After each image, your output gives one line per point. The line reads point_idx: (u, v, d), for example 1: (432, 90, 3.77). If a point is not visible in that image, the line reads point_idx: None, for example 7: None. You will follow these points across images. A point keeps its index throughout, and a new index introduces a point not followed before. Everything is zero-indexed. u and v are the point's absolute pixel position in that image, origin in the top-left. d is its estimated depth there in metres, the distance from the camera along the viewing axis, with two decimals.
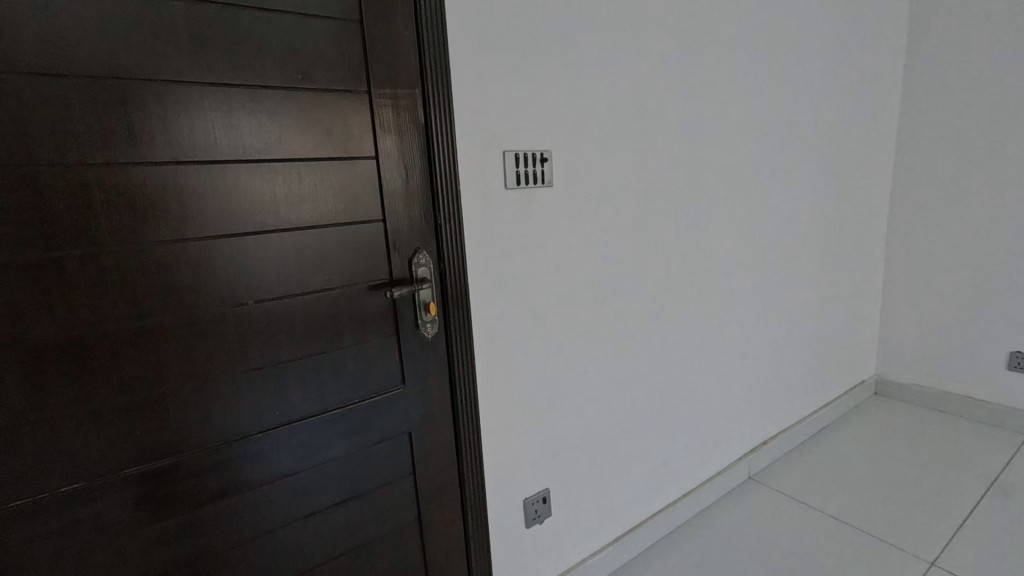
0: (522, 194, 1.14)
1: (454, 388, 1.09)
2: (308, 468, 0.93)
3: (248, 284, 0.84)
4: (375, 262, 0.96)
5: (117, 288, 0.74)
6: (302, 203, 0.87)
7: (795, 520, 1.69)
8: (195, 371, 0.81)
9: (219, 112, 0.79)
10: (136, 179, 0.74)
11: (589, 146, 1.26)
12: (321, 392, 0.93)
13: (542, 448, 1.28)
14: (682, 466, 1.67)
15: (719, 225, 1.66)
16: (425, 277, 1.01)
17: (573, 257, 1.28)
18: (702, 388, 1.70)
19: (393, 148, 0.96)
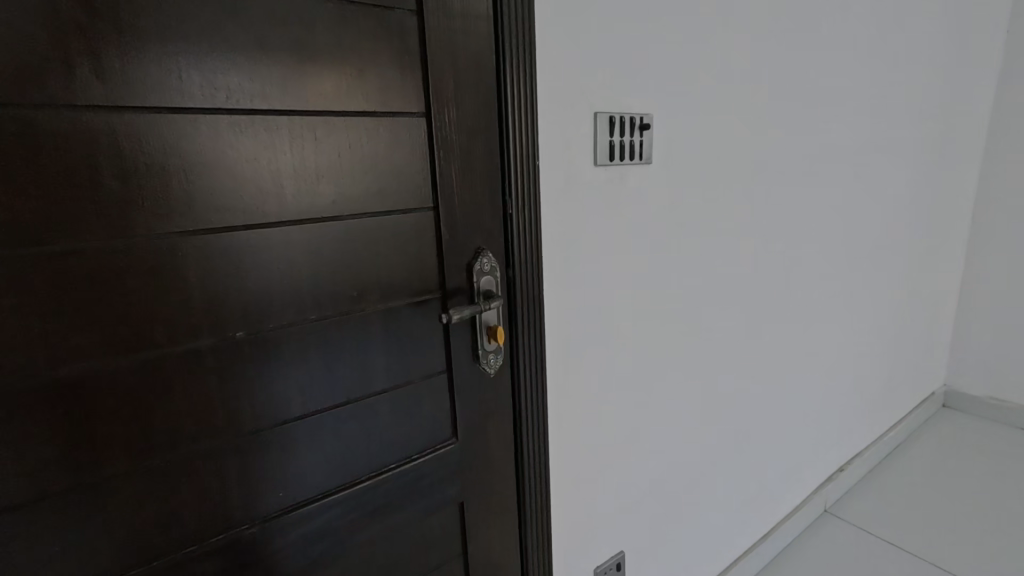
0: (614, 175, 0.85)
1: (519, 436, 0.82)
2: (328, 565, 0.65)
3: (238, 310, 0.55)
4: (422, 270, 0.67)
5: (21, 318, 0.44)
6: (320, 181, 0.58)
7: (886, 565, 1.46)
8: (158, 441, 0.52)
9: (190, 30, 0.48)
10: (49, 135, 0.44)
11: (690, 118, 0.97)
12: (347, 456, 0.64)
13: (617, 503, 1.03)
14: (759, 506, 1.43)
15: (811, 222, 1.39)
16: (489, 291, 0.73)
17: (662, 263, 1.00)
18: (782, 412, 1.45)
19: (452, 113, 0.66)
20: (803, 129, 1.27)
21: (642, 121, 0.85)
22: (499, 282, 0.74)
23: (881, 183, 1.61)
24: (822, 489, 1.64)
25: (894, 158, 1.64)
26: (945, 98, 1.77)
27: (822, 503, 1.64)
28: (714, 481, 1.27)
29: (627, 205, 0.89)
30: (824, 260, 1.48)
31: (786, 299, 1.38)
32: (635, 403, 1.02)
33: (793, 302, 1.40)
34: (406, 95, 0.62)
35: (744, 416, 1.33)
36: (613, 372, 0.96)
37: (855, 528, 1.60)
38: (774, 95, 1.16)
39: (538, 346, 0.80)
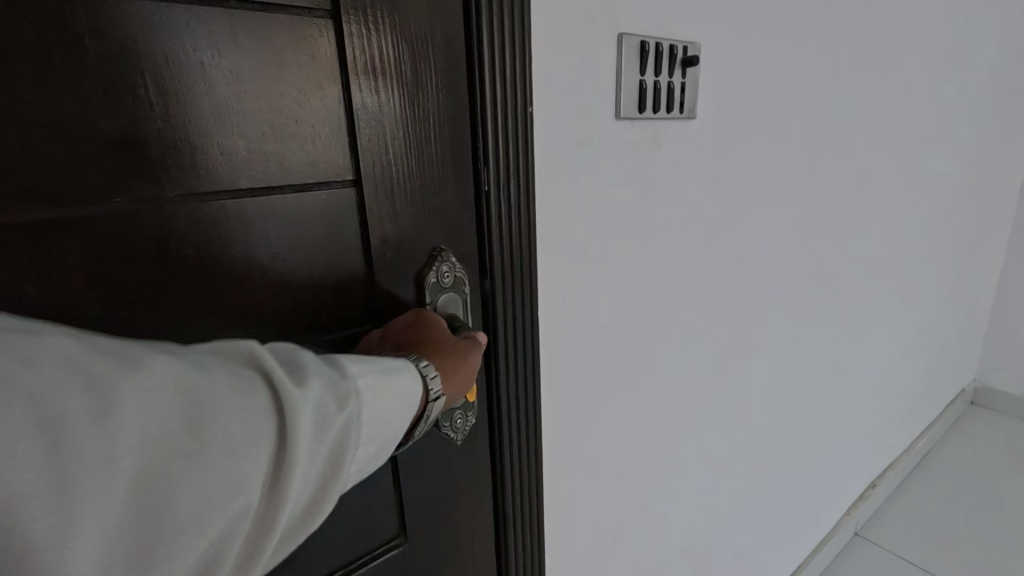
0: (643, 136, 0.58)
1: (502, 510, 0.58)
2: None
3: None
4: (340, 287, 0.42)
5: None
6: (126, 129, 0.31)
7: None
8: None
9: None
10: None
11: (752, 54, 0.68)
12: None
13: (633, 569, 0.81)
14: (790, 540, 1.23)
15: (872, 205, 1.12)
16: (451, 316, 0.48)
17: (705, 261, 0.74)
18: (821, 436, 1.22)
19: (383, 22, 0.39)
20: (876, 86, 0.99)
21: (687, 55, 0.58)
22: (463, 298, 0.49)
23: (943, 157, 1.34)
24: (854, 511, 1.44)
25: (960, 126, 1.36)
26: (1015, 53, 1.48)
27: (853, 525, 1.44)
28: (744, 527, 1.05)
29: (661, 181, 0.62)
30: (878, 251, 1.22)
31: (838, 301, 1.12)
32: (655, 446, 0.77)
33: (843, 307, 1.15)
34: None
35: (783, 447, 1.09)
36: (629, 410, 0.71)
37: (893, 557, 1.40)
38: (849, 37, 0.87)
39: (525, 393, 0.56)
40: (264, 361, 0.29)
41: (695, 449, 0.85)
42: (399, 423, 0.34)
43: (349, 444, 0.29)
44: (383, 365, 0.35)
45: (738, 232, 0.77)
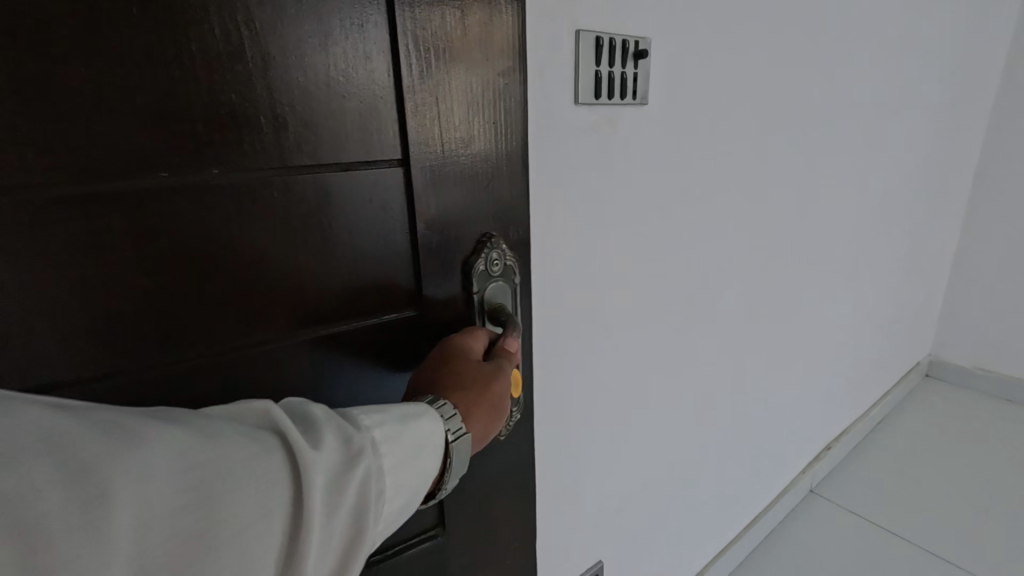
0: (600, 122, 0.66)
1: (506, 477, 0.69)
2: None
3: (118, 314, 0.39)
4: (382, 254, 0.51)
5: None
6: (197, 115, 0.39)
7: (869, 550, 1.41)
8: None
9: None
10: None
11: (702, 49, 0.76)
12: None
13: (598, 510, 0.92)
14: (746, 495, 1.34)
15: (823, 186, 1.21)
16: (496, 304, 0.61)
17: (661, 236, 0.82)
18: (776, 401, 1.33)
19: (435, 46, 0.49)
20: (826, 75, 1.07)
21: (638, 48, 0.66)
22: (508, 286, 0.61)
23: (895, 142, 1.44)
24: (808, 471, 1.57)
25: (910, 112, 1.46)
26: (967, 42, 1.57)
27: (807, 484, 1.57)
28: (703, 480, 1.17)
29: (617, 161, 0.71)
30: (830, 230, 1.31)
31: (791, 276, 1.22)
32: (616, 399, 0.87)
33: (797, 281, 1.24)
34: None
35: (738, 407, 1.20)
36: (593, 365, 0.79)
37: (843, 512, 1.53)
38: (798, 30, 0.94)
39: (525, 360, 0.67)
40: (285, 429, 0.34)
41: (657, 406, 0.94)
42: (415, 478, 0.40)
43: (368, 505, 0.34)
44: (406, 415, 0.41)
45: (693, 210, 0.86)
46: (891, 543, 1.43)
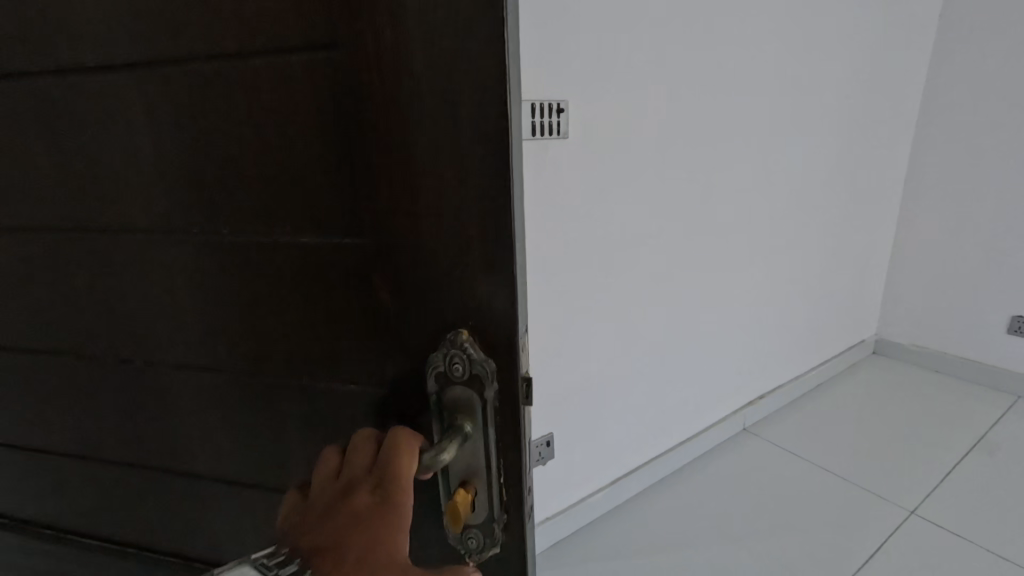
0: (538, 144, 1.14)
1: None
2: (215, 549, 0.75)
3: None
4: None
5: None
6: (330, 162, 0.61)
7: (778, 465, 1.72)
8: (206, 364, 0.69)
9: None
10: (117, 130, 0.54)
11: (609, 97, 1.23)
12: None
13: (545, 399, 1.34)
14: (680, 418, 1.71)
15: (733, 167, 1.57)
16: (462, 411, 0.43)
17: (587, 211, 1.28)
18: (703, 357, 1.71)
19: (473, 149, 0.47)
20: (727, 85, 1.46)
21: (559, 106, 1.14)
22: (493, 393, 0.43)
23: (812, 137, 1.79)
24: (741, 410, 1.90)
25: (827, 114, 1.81)
26: (878, 66, 1.93)
27: (740, 422, 1.89)
28: (629, 392, 1.54)
29: (549, 168, 1.18)
30: (749, 205, 1.67)
31: (707, 244, 1.59)
32: (550, 311, 1.29)
33: (713, 243, 1.61)
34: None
35: (660, 339, 1.57)
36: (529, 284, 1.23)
37: (767, 443, 1.83)
38: (694, 59, 1.36)
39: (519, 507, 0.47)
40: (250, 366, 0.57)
41: (580, 313, 1.35)
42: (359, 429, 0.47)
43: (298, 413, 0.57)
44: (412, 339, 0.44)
45: (608, 203, 1.31)
46: (800, 462, 1.73)
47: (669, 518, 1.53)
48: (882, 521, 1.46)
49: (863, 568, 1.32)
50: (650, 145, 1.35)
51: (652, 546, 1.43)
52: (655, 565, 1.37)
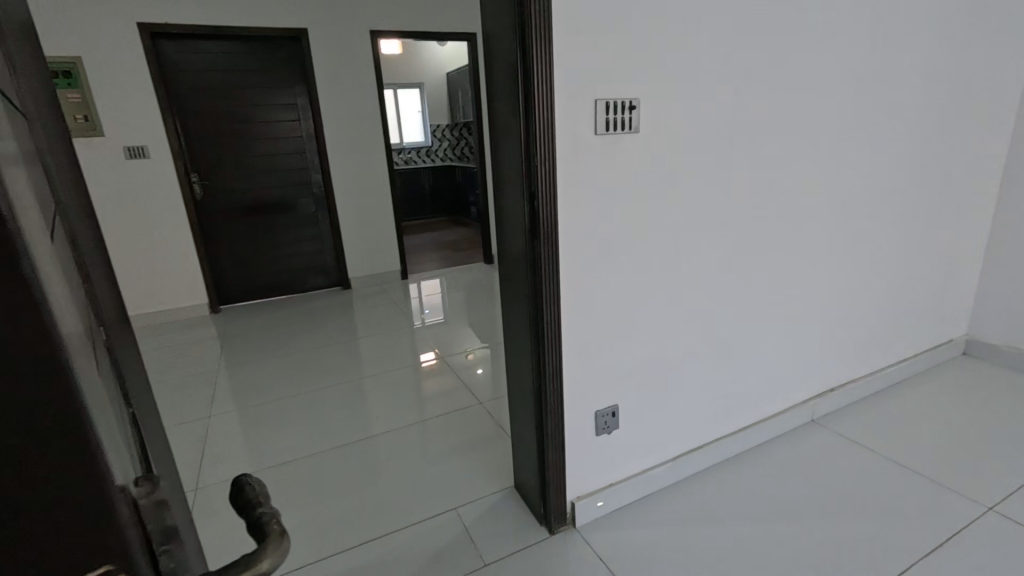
0: (610, 139, 1.25)
1: (535, 322, 1.31)
2: None
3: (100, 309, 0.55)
4: (508, 228, 1.34)
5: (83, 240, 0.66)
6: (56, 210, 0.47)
7: (845, 455, 1.72)
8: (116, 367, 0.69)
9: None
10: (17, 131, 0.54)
11: (677, 93, 1.31)
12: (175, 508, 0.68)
13: (611, 372, 1.45)
14: (745, 403, 1.75)
15: (808, 160, 1.59)
16: None
17: (655, 200, 1.37)
18: (769, 346, 1.74)
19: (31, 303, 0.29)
20: (802, 79, 1.49)
21: (631, 104, 1.24)
22: None
23: (896, 128, 1.75)
24: (810, 400, 1.90)
25: (914, 104, 1.77)
26: (972, 51, 1.84)
27: (809, 412, 1.90)
28: (693, 373, 1.61)
29: (621, 160, 1.28)
30: (825, 197, 1.67)
31: (775, 234, 1.61)
32: (618, 291, 1.39)
33: (784, 234, 1.63)
34: (507, 94, 1.18)
35: (727, 325, 1.63)
36: (597, 266, 1.34)
37: (835, 435, 1.83)
38: (763, 55, 1.41)
39: None
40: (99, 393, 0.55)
41: (645, 294, 1.44)
42: None
43: None
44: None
45: (675, 193, 1.39)
46: (869, 455, 1.72)
47: (725, 496, 1.58)
48: (953, 515, 1.44)
49: (929, 554, 1.32)
50: (718, 138, 1.41)
51: (710, 517, 1.51)
52: (710, 535, 1.45)
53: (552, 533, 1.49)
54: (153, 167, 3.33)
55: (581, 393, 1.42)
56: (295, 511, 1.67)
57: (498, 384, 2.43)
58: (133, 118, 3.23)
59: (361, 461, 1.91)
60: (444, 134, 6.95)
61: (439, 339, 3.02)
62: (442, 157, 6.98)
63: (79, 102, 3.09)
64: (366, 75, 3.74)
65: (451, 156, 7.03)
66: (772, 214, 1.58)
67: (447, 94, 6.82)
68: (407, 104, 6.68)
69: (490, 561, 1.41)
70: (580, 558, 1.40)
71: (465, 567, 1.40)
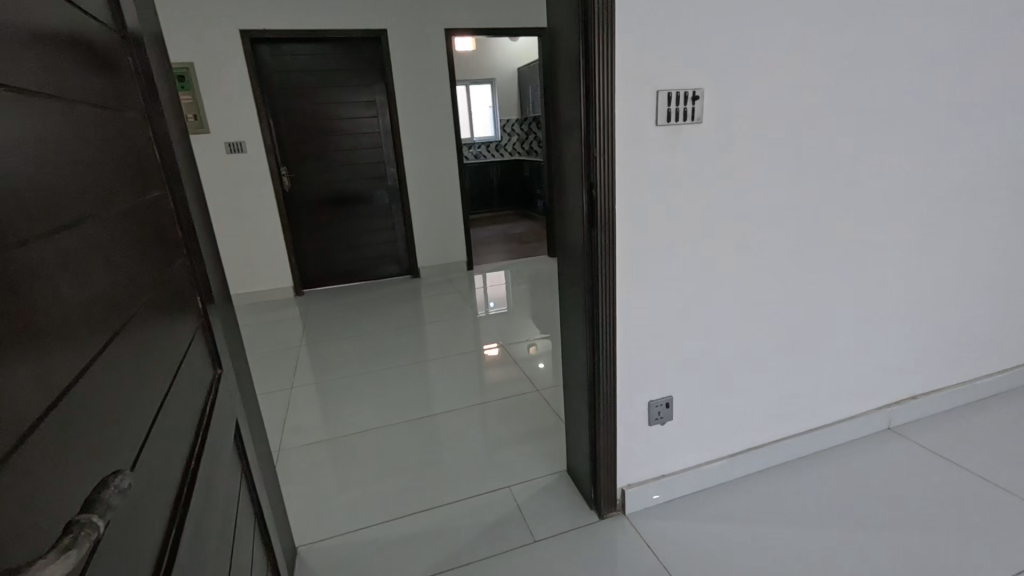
0: (671, 130, 1.25)
1: (589, 310, 1.34)
2: (226, 457, 0.93)
3: (131, 283, 0.65)
4: (567, 216, 1.39)
5: (155, 222, 0.79)
6: (82, 207, 0.56)
7: (923, 467, 1.61)
8: (181, 329, 0.81)
9: (40, 77, 0.52)
10: (102, 130, 0.65)
11: (745, 82, 1.28)
12: (206, 455, 0.79)
13: (666, 363, 1.46)
14: (812, 405, 1.68)
15: (893, 151, 1.49)
16: None
17: (717, 191, 1.34)
18: (840, 347, 1.65)
19: None
20: (887, 66, 1.40)
21: (695, 94, 1.23)
22: None
23: (1001, 117, 1.60)
24: (886, 407, 1.79)
25: None
26: None
27: (884, 420, 1.79)
28: (754, 370, 1.57)
29: (683, 151, 1.28)
30: (913, 192, 1.56)
31: (853, 228, 1.53)
32: (676, 283, 1.39)
33: (862, 229, 1.54)
34: (571, 86, 1.21)
35: (796, 323, 1.57)
36: (653, 257, 1.35)
37: (913, 446, 1.71)
38: (842, 41, 1.34)
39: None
40: (146, 351, 0.66)
41: (704, 287, 1.42)
42: None
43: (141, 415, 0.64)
44: None
45: (740, 185, 1.36)
46: (951, 469, 1.59)
47: (783, 497, 1.54)
48: None
49: None
50: (790, 127, 1.36)
51: (765, 518, 1.47)
52: (763, 534, 1.41)
53: (601, 518, 1.52)
54: (250, 161, 3.67)
55: (633, 382, 1.44)
56: (361, 479, 1.81)
57: (556, 375, 2.48)
58: (235, 117, 3.57)
59: (420, 438, 2.03)
60: (513, 129, 7.05)
61: (501, 329, 3.11)
62: (511, 151, 7.09)
63: (192, 102, 3.47)
64: (439, 72, 3.88)
65: (519, 151, 7.12)
66: (850, 208, 1.50)
67: (517, 90, 6.92)
68: (478, 99, 6.83)
69: (539, 538, 1.47)
70: (628, 545, 1.42)
71: (515, 541, 1.47)
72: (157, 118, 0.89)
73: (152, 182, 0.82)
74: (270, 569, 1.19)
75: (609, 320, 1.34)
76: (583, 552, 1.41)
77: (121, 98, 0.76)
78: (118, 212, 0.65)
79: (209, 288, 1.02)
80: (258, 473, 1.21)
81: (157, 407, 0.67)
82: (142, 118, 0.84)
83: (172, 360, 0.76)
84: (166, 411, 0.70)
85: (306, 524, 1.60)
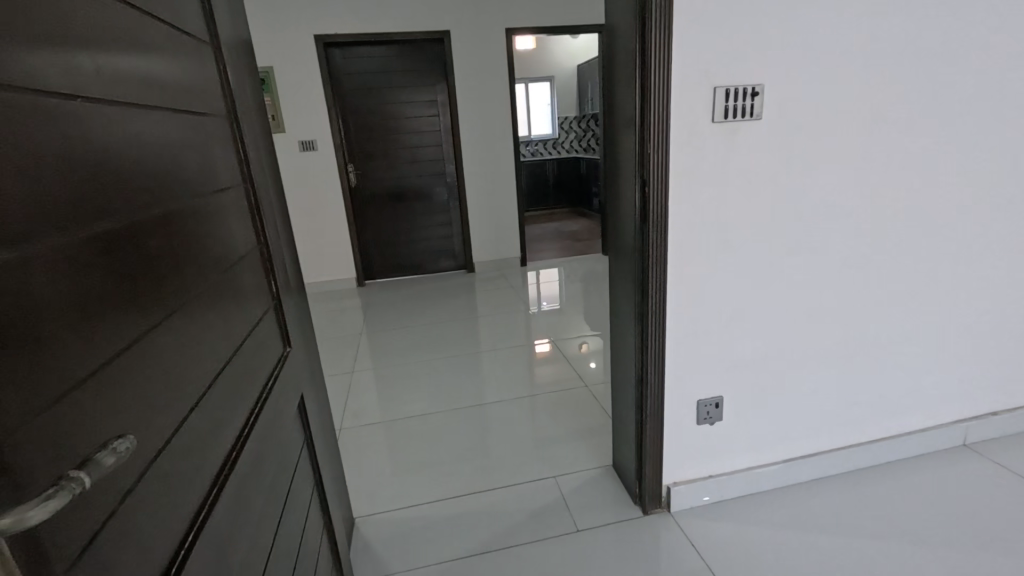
0: (728, 127, 1.24)
1: (639, 305, 1.35)
2: (281, 427, 1.02)
3: (193, 267, 0.74)
4: (620, 212, 1.40)
5: (228, 212, 0.88)
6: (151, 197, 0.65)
7: (1001, 487, 1.50)
8: (245, 309, 0.91)
9: (118, 87, 0.61)
10: (181, 129, 0.74)
11: (808, 78, 1.24)
12: (253, 425, 0.87)
13: (717, 362, 1.44)
14: (876, 414, 1.60)
15: (974, 148, 1.40)
16: None
17: (777, 189, 1.31)
18: (909, 356, 1.57)
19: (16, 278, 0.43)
20: (969, 59, 1.32)
21: (754, 90, 1.21)
22: None
23: None
24: (962, 422, 1.67)
25: None
26: None
27: (959, 435, 1.67)
28: (811, 375, 1.52)
29: (740, 148, 1.26)
30: (996, 193, 1.46)
31: (925, 231, 1.45)
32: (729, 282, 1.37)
33: (937, 232, 1.46)
34: (626, 81, 1.23)
35: (859, 328, 1.50)
36: (705, 255, 1.33)
37: (991, 464, 1.60)
38: (917, 34, 1.27)
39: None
40: (204, 328, 0.75)
41: (759, 287, 1.39)
42: None
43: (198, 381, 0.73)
44: None
45: (801, 182, 1.32)
46: None
47: (840, 507, 1.48)
48: None
49: None
50: (857, 124, 1.31)
51: (819, 526, 1.42)
52: (815, 543, 1.37)
53: (645, 513, 1.53)
54: (320, 158, 3.90)
55: (682, 379, 1.43)
56: (413, 460, 1.90)
57: (606, 373, 2.49)
58: (308, 117, 3.80)
59: (469, 426, 2.10)
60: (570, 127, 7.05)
61: (552, 325, 3.15)
62: (567, 149, 7.09)
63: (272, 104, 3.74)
64: (499, 72, 3.96)
65: (576, 148, 7.11)
66: (923, 208, 1.42)
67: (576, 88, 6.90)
68: (537, 98, 6.87)
69: (582, 528, 1.49)
70: (672, 541, 1.42)
71: (558, 529, 1.50)
72: (241, 117, 0.99)
73: (230, 176, 0.92)
74: (327, 534, 1.29)
75: (657, 316, 1.34)
76: (624, 545, 1.42)
77: (204, 101, 0.85)
78: (189, 203, 0.74)
79: (284, 273, 1.13)
80: (321, 445, 1.32)
81: (209, 378, 0.75)
82: (229, 118, 0.94)
83: (234, 336, 0.85)
84: (220, 381, 0.78)
85: (361, 498, 1.71)
